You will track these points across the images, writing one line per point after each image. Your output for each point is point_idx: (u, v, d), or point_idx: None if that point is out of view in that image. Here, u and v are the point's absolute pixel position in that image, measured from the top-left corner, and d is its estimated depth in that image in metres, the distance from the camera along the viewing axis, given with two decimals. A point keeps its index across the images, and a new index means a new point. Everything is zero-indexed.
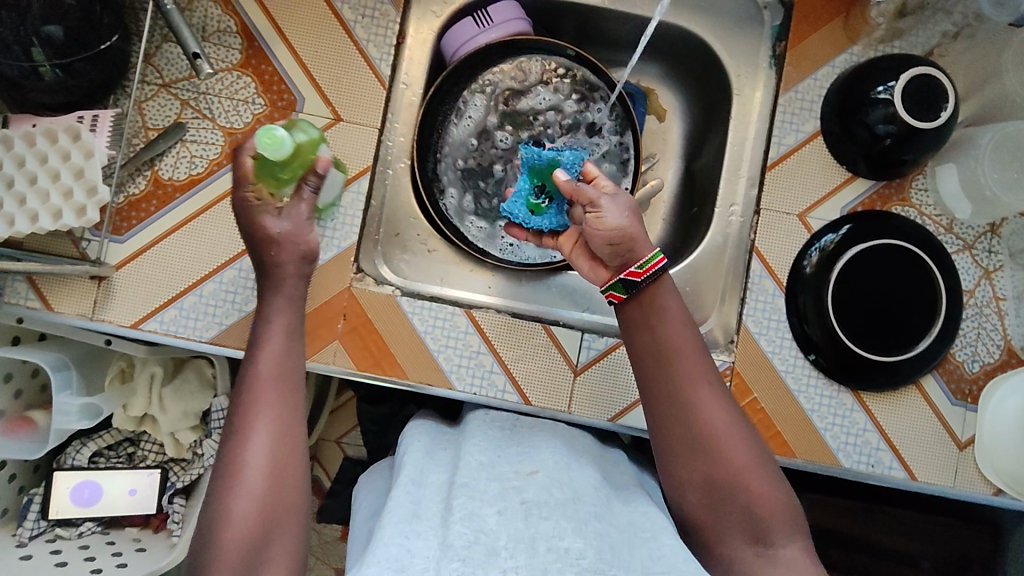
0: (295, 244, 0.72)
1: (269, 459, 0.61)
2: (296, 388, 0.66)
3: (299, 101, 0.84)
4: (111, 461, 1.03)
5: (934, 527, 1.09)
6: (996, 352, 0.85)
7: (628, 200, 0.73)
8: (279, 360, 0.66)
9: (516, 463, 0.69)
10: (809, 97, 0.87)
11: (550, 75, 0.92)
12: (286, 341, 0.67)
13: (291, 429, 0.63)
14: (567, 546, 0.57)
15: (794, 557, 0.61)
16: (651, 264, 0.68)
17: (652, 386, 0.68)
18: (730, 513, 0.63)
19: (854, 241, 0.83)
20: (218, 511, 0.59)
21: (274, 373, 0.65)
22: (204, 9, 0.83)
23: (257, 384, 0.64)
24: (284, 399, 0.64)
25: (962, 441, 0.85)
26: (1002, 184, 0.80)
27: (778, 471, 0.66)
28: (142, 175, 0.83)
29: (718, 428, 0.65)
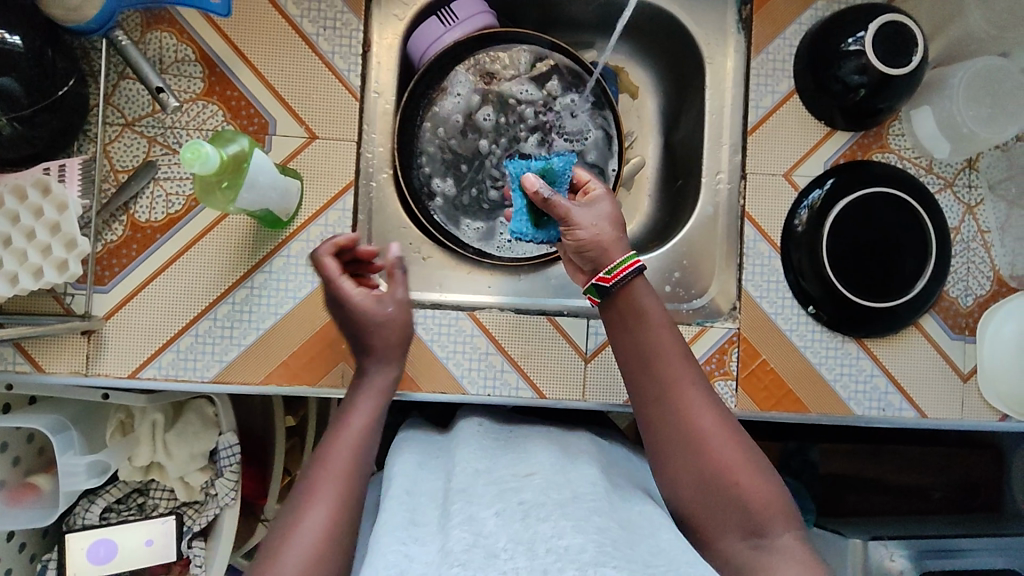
0: (401, 325, 0.72)
1: (318, 543, 0.58)
2: (361, 477, 0.64)
3: (271, 123, 0.82)
4: (122, 514, 0.99)
5: (939, 458, 1.12)
6: (987, 283, 0.87)
7: (607, 208, 0.73)
8: (355, 442, 0.65)
9: (514, 466, 0.70)
10: (780, 57, 0.87)
11: (532, 64, 0.92)
12: (371, 422, 0.67)
13: (349, 521, 0.61)
14: (567, 544, 0.54)
15: (791, 546, 0.59)
16: (619, 270, 0.68)
17: (641, 390, 0.68)
18: (721, 509, 0.62)
19: (841, 193, 0.84)
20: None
21: (353, 454, 0.64)
22: (158, 41, 0.81)
23: (321, 464, 0.63)
24: (345, 484, 0.62)
25: (964, 373, 0.86)
26: (979, 121, 0.81)
27: (767, 462, 0.65)
28: (119, 221, 0.80)
29: (704, 424, 0.64)
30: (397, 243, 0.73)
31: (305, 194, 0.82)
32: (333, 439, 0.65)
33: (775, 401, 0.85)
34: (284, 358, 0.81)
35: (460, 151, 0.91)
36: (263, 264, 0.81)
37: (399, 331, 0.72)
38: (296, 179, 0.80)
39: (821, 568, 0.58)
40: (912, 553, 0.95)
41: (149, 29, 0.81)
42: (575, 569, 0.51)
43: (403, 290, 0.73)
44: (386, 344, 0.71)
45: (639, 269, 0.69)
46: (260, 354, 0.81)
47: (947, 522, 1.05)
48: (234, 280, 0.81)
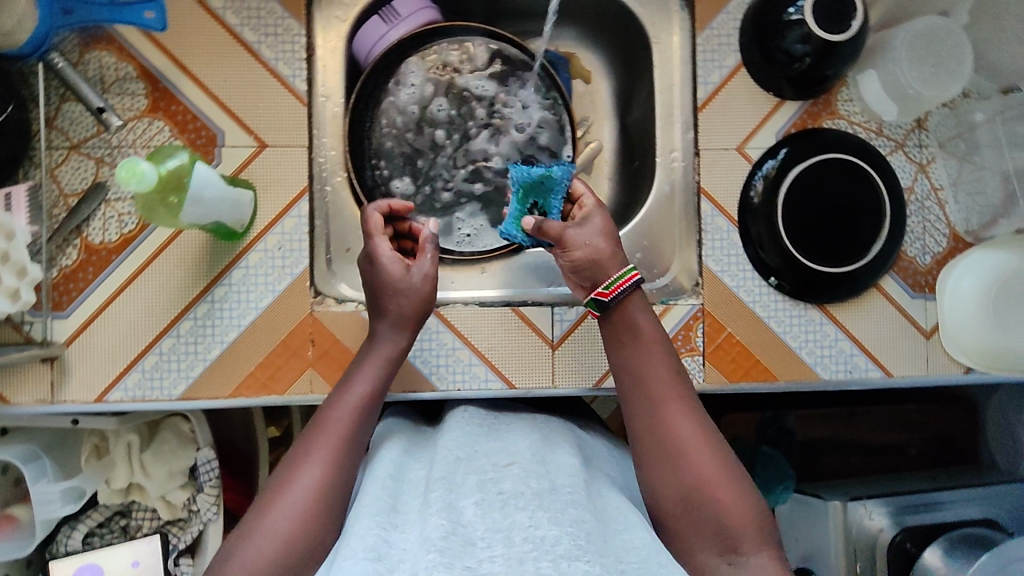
0: (414, 292, 0.75)
1: (308, 500, 0.62)
2: (358, 443, 0.68)
3: (219, 134, 0.81)
4: (106, 538, 0.99)
5: (915, 415, 1.14)
6: (944, 240, 0.88)
7: (601, 223, 0.75)
8: (355, 410, 0.69)
9: (494, 454, 0.69)
10: (725, 32, 0.87)
11: (486, 56, 0.91)
12: (371, 390, 0.72)
13: (344, 478, 0.65)
14: (542, 535, 0.55)
15: (765, 565, 0.59)
16: (616, 285, 0.72)
17: (632, 405, 0.70)
18: (698, 523, 0.62)
19: (795, 162, 0.85)
20: (245, 534, 0.61)
21: (348, 420, 0.69)
22: (97, 61, 0.80)
23: (321, 429, 0.68)
24: (336, 448, 0.66)
25: (928, 330, 0.87)
26: (923, 82, 0.82)
27: (749, 482, 0.65)
28: (72, 245, 0.79)
29: (686, 440, 0.65)
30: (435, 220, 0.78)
31: (259, 204, 0.81)
32: (338, 403, 0.70)
33: (743, 371, 0.85)
34: (250, 369, 0.81)
35: (416, 148, 0.91)
36: (222, 277, 0.81)
37: (420, 301, 0.76)
38: (248, 189, 0.80)
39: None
40: (891, 510, 0.97)
41: (87, 50, 0.80)
42: (549, 560, 0.52)
43: (432, 265, 0.77)
44: (400, 307, 0.75)
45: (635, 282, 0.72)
46: (226, 368, 0.81)
47: (924, 477, 1.07)
48: (194, 295, 0.80)
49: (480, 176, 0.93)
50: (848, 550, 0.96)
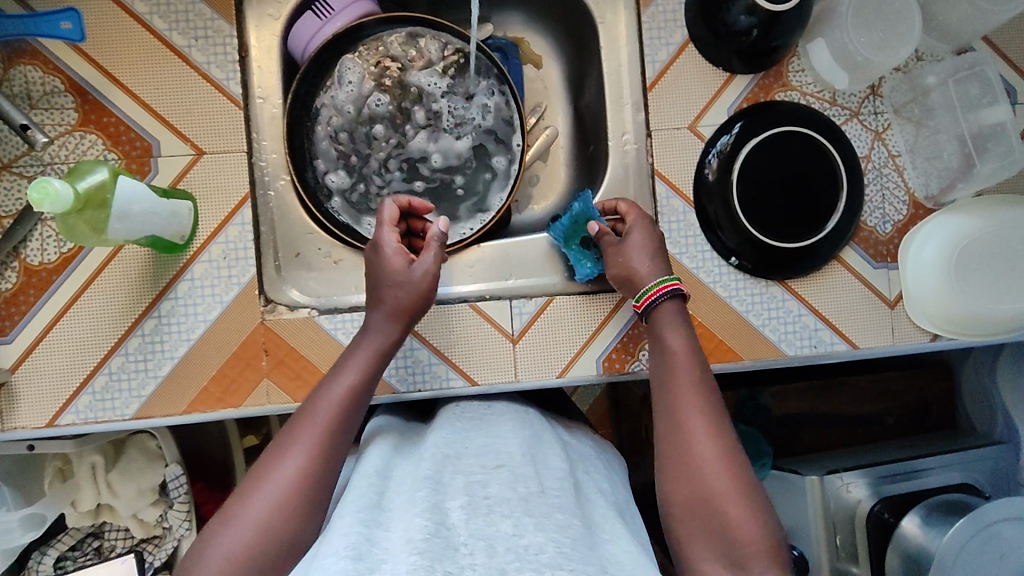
0: (406, 282, 0.72)
1: (289, 490, 0.60)
2: (342, 441, 0.65)
3: (154, 144, 0.78)
4: (78, 561, 0.97)
5: (891, 384, 1.12)
6: (903, 208, 0.86)
7: (642, 238, 0.78)
8: (338, 405, 0.66)
9: (482, 455, 0.66)
10: (670, 7, 0.85)
11: (427, 48, 0.88)
12: (362, 382, 0.69)
13: (323, 475, 0.62)
14: (527, 544, 0.53)
15: None
16: (646, 295, 0.74)
17: (658, 414, 0.69)
18: (705, 534, 0.61)
19: (750, 135, 0.83)
20: (223, 524, 0.59)
21: (336, 410, 0.66)
22: (22, 76, 0.77)
23: (306, 425, 0.64)
24: (319, 439, 0.63)
25: (891, 300, 0.86)
26: (871, 46, 0.80)
27: (767, 505, 0.62)
28: (11, 268, 0.77)
29: (704, 452, 0.63)
30: (446, 218, 0.74)
31: (200, 213, 0.79)
32: (325, 392, 0.67)
33: (707, 354, 0.84)
34: (203, 384, 0.79)
35: (357, 147, 0.89)
36: (168, 291, 0.79)
37: (417, 297, 0.72)
38: (187, 199, 0.77)
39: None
40: (870, 481, 0.96)
41: (11, 65, 0.76)
42: (533, 569, 0.51)
43: (435, 260, 0.73)
44: (389, 294, 0.72)
45: (671, 292, 0.73)
46: (178, 383, 0.79)
47: (903, 445, 1.06)
48: (141, 311, 0.78)
49: (428, 171, 0.90)
50: (827, 523, 0.95)
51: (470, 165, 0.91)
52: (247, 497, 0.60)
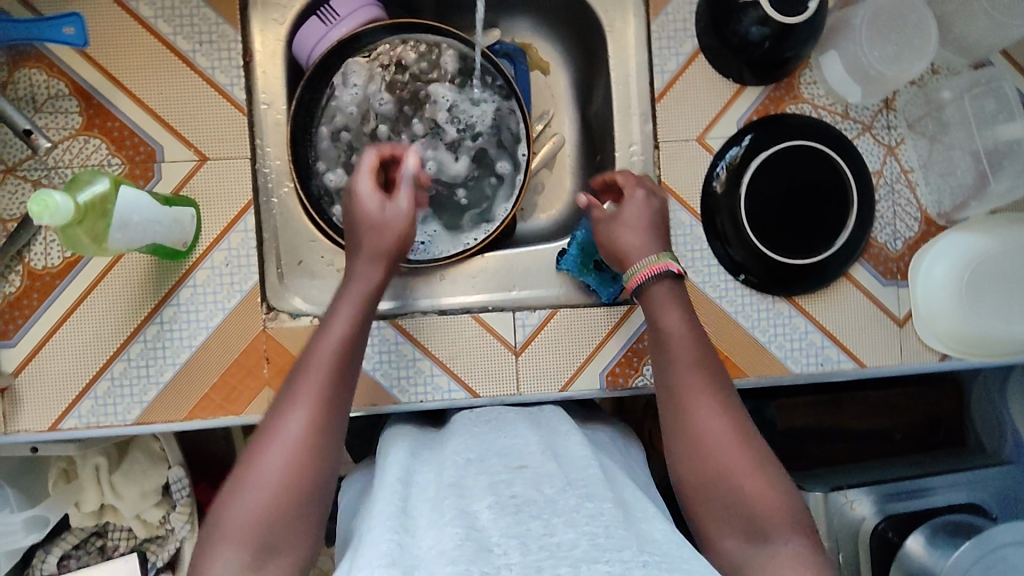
0: (382, 228, 0.73)
1: (298, 448, 0.60)
2: (343, 392, 0.65)
3: (157, 149, 0.78)
4: (82, 559, 0.98)
5: (899, 400, 1.11)
6: (915, 224, 0.85)
7: (638, 213, 0.76)
8: (335, 356, 0.65)
9: (505, 455, 0.66)
10: (681, 16, 0.83)
11: (438, 56, 0.88)
12: (353, 329, 0.68)
13: (329, 430, 0.62)
14: (559, 542, 0.52)
15: (796, 553, 0.58)
16: (634, 278, 0.73)
17: (661, 396, 0.69)
18: (725, 512, 0.62)
19: (760, 148, 0.82)
20: (239, 488, 0.59)
21: (330, 361, 0.65)
22: (27, 79, 0.77)
23: (304, 379, 0.64)
24: (320, 393, 0.63)
25: (900, 318, 0.85)
26: (885, 61, 0.78)
27: (781, 472, 0.63)
28: (15, 272, 0.77)
29: (710, 429, 0.64)
30: (414, 157, 0.75)
31: (203, 219, 0.79)
32: (317, 343, 0.66)
33: None
34: (204, 391, 0.79)
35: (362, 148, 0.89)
36: (170, 297, 0.79)
37: (391, 238, 0.73)
38: (189, 206, 0.77)
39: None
40: (876, 499, 0.95)
41: (16, 67, 0.76)
42: (569, 564, 0.49)
43: (408, 203, 0.74)
44: (373, 243, 0.73)
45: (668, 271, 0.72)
46: (180, 390, 0.79)
47: (909, 463, 1.04)
48: (143, 317, 0.79)
49: (428, 180, 0.90)
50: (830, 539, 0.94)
51: (472, 175, 0.91)
52: (256, 457, 0.60)
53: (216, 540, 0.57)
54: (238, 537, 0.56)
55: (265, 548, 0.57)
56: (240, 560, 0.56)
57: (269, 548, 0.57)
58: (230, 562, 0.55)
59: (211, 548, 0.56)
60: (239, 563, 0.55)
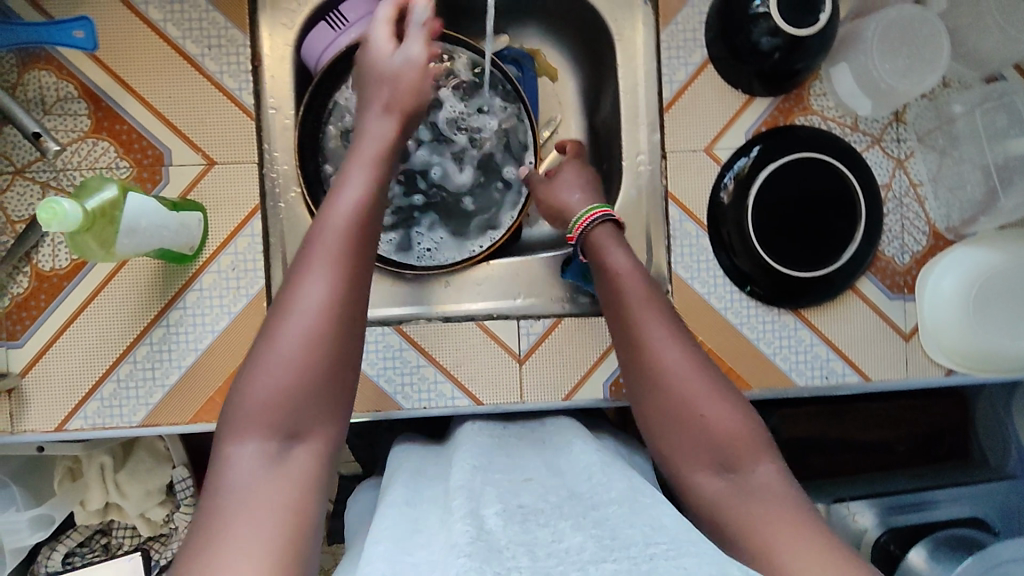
0: (398, 80, 0.69)
1: (314, 316, 0.55)
2: (363, 253, 0.59)
3: (166, 152, 0.78)
4: (87, 556, 0.98)
5: (904, 411, 1.11)
6: (923, 238, 0.84)
7: (574, 174, 0.82)
8: (348, 216, 0.59)
9: (509, 470, 0.67)
10: (691, 26, 0.83)
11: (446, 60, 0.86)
12: (369, 188, 0.62)
13: (351, 300, 0.57)
14: (566, 547, 0.52)
15: (765, 478, 0.59)
16: (580, 221, 0.75)
17: (617, 338, 0.69)
18: (691, 445, 0.62)
19: (768, 159, 0.82)
20: (253, 368, 0.54)
21: (344, 223, 0.59)
22: (37, 81, 0.77)
23: (316, 243, 0.58)
24: (334, 255, 0.57)
25: (907, 333, 0.84)
26: (895, 74, 0.78)
27: (740, 399, 0.64)
28: (23, 273, 0.78)
29: (667, 360, 0.64)
30: None
31: (210, 223, 0.79)
32: (329, 204, 0.61)
33: None
34: (209, 395, 0.80)
35: None
36: (176, 300, 0.79)
37: (407, 107, 0.69)
38: (197, 210, 0.77)
39: (795, 495, 0.57)
40: (878, 510, 0.95)
41: (25, 70, 0.77)
42: (578, 568, 0.49)
43: (421, 48, 0.69)
44: (387, 98, 0.68)
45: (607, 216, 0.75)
46: (186, 393, 0.79)
47: (913, 475, 1.04)
48: (149, 320, 0.79)
49: (433, 185, 0.90)
50: None
51: (478, 182, 0.91)
52: (272, 334, 0.55)
53: (236, 425, 0.52)
54: (255, 423, 0.52)
55: (289, 433, 0.52)
56: (266, 445, 0.52)
57: (292, 432, 0.53)
58: (255, 448, 0.51)
59: (233, 434, 0.52)
60: (264, 449, 0.51)
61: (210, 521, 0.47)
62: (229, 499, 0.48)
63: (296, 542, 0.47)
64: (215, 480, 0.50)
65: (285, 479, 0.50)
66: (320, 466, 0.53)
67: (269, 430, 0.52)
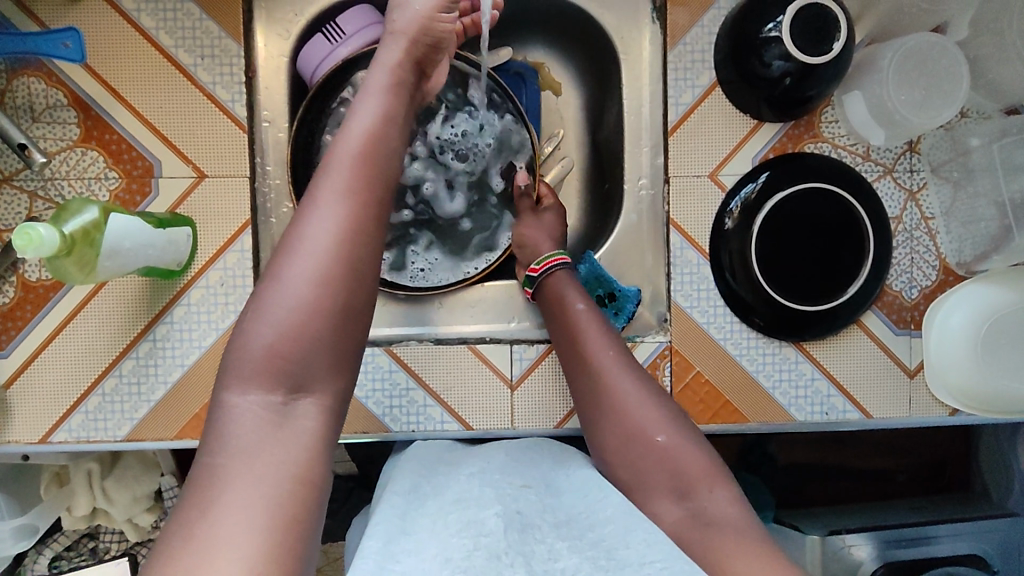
0: (416, 12, 0.65)
1: (324, 256, 0.50)
2: (378, 192, 0.54)
3: (156, 164, 0.77)
4: (73, 561, 0.97)
5: (905, 441, 1.08)
6: (933, 273, 0.81)
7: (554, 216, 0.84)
8: (360, 150, 0.54)
9: (509, 471, 0.64)
10: (699, 47, 0.80)
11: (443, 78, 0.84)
12: (383, 124, 0.57)
13: (365, 241, 0.52)
14: (563, 566, 0.52)
15: (720, 505, 0.58)
16: (545, 260, 0.78)
17: (569, 370, 0.71)
18: (647, 470, 0.62)
19: (774, 190, 0.79)
20: (253, 314, 0.49)
21: (358, 154, 0.54)
22: (26, 87, 0.75)
23: (326, 176, 0.53)
24: (347, 192, 0.52)
25: (912, 370, 0.82)
26: (910, 107, 0.75)
27: (695, 431, 0.65)
28: (9, 283, 0.76)
29: (618, 389, 0.66)
30: None
31: (200, 237, 0.78)
32: (339, 136, 0.55)
33: (713, 414, 0.81)
34: (195, 411, 0.78)
35: None
36: (163, 314, 0.78)
37: (419, 34, 0.65)
38: (186, 225, 0.76)
39: (753, 524, 0.57)
40: (877, 544, 0.92)
41: (14, 76, 0.75)
42: None
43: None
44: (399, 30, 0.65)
45: (562, 263, 0.78)
46: (172, 408, 0.78)
47: (912, 507, 1.02)
48: (135, 335, 0.78)
49: (426, 200, 0.88)
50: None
51: (473, 200, 0.89)
52: (276, 269, 0.50)
53: (237, 372, 0.48)
54: (259, 375, 0.48)
55: (298, 382, 0.48)
56: (270, 396, 0.48)
57: (303, 380, 0.49)
58: (260, 396, 0.47)
59: (235, 379, 0.48)
60: (271, 399, 0.48)
61: (196, 498, 0.44)
62: (229, 457, 0.45)
63: (299, 512, 0.45)
64: (218, 430, 0.47)
65: (292, 440, 0.47)
66: (324, 424, 0.49)
67: (274, 379, 0.48)
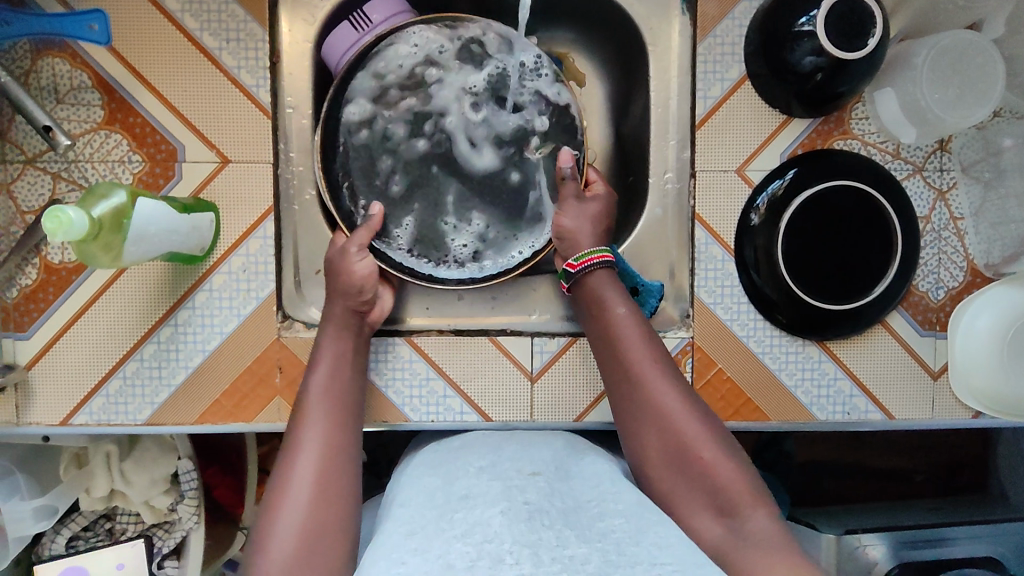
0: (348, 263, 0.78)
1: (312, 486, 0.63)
2: (344, 433, 0.69)
3: (179, 148, 0.76)
4: (90, 541, 0.97)
5: (925, 441, 1.08)
6: (960, 275, 0.81)
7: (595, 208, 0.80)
8: (323, 401, 0.70)
9: (520, 460, 0.66)
10: (729, 40, 0.79)
11: (486, 39, 0.82)
12: (333, 366, 0.73)
13: (337, 468, 0.65)
14: (573, 554, 0.50)
15: (762, 525, 0.58)
16: (585, 256, 0.74)
17: (611, 378, 0.71)
18: (691, 484, 0.63)
19: (803, 186, 0.77)
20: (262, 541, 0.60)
21: (320, 398, 0.70)
22: (50, 68, 0.74)
23: (302, 427, 0.68)
24: (321, 435, 0.67)
25: (935, 371, 0.81)
26: (945, 105, 0.73)
27: (737, 448, 0.65)
28: (31, 264, 0.76)
29: (665, 403, 0.66)
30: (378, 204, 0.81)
31: (223, 222, 0.78)
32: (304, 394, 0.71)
33: (734, 411, 0.81)
34: (216, 396, 0.78)
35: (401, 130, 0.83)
36: (186, 300, 0.78)
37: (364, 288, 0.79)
38: (209, 211, 0.75)
39: (790, 544, 0.56)
40: (892, 543, 0.90)
41: (39, 56, 0.74)
42: None
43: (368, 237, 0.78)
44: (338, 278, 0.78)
45: (604, 261, 0.74)
46: (192, 394, 0.78)
47: (930, 507, 1.02)
48: (156, 319, 0.77)
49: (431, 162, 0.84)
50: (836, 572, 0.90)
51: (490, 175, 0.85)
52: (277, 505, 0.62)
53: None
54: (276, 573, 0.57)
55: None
56: None
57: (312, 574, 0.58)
58: None
59: None
60: None
61: None
62: None
63: None
64: None
65: None
66: None
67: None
